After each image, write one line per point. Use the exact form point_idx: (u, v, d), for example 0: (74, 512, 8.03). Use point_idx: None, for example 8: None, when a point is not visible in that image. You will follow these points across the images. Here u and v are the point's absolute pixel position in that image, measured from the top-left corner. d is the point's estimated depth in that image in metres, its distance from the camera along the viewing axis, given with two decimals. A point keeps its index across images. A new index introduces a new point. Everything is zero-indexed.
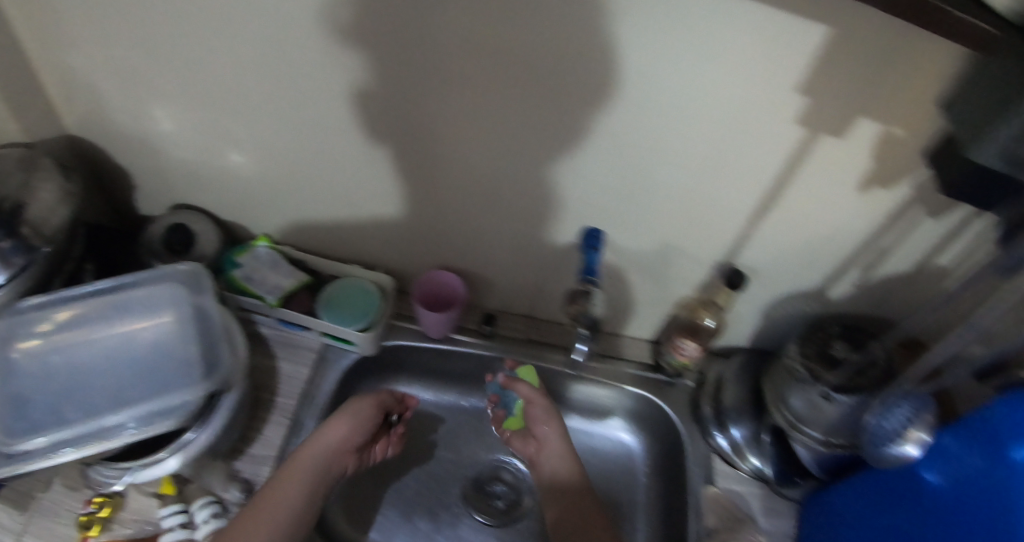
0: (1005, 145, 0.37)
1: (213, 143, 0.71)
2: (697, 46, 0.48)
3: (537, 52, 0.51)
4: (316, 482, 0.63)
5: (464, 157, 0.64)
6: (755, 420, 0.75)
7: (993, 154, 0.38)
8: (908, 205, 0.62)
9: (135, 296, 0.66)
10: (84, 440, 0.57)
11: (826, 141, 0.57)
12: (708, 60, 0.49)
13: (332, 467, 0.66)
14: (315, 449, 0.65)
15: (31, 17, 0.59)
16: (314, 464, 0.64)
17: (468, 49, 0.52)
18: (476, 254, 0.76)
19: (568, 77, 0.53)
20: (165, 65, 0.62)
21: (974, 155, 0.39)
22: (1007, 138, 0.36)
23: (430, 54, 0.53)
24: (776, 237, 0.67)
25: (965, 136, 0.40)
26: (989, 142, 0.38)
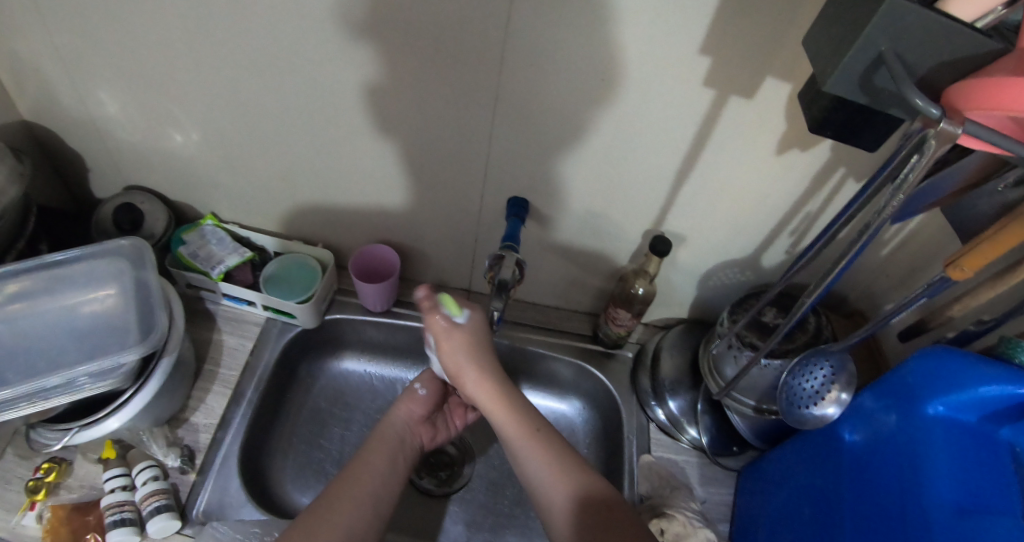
0: (862, 74, 0.39)
1: (156, 124, 0.74)
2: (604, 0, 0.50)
3: (453, 13, 0.53)
4: (396, 453, 0.69)
5: (394, 127, 0.66)
6: (692, 390, 0.76)
7: (848, 81, 0.40)
8: (827, 167, 0.62)
9: (80, 270, 0.69)
10: (21, 400, 0.59)
11: (733, 103, 0.57)
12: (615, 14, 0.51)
13: (410, 439, 0.72)
14: (395, 426, 0.71)
15: None
16: (393, 435, 0.70)
17: (385, 15, 0.54)
18: (416, 229, 0.78)
19: (481, 39, 0.55)
20: (102, 46, 0.65)
21: (824, 86, 0.41)
22: (861, 66, 0.38)
23: (350, 19, 0.55)
24: (700, 205, 0.68)
25: (820, 70, 0.41)
26: (844, 68, 0.39)
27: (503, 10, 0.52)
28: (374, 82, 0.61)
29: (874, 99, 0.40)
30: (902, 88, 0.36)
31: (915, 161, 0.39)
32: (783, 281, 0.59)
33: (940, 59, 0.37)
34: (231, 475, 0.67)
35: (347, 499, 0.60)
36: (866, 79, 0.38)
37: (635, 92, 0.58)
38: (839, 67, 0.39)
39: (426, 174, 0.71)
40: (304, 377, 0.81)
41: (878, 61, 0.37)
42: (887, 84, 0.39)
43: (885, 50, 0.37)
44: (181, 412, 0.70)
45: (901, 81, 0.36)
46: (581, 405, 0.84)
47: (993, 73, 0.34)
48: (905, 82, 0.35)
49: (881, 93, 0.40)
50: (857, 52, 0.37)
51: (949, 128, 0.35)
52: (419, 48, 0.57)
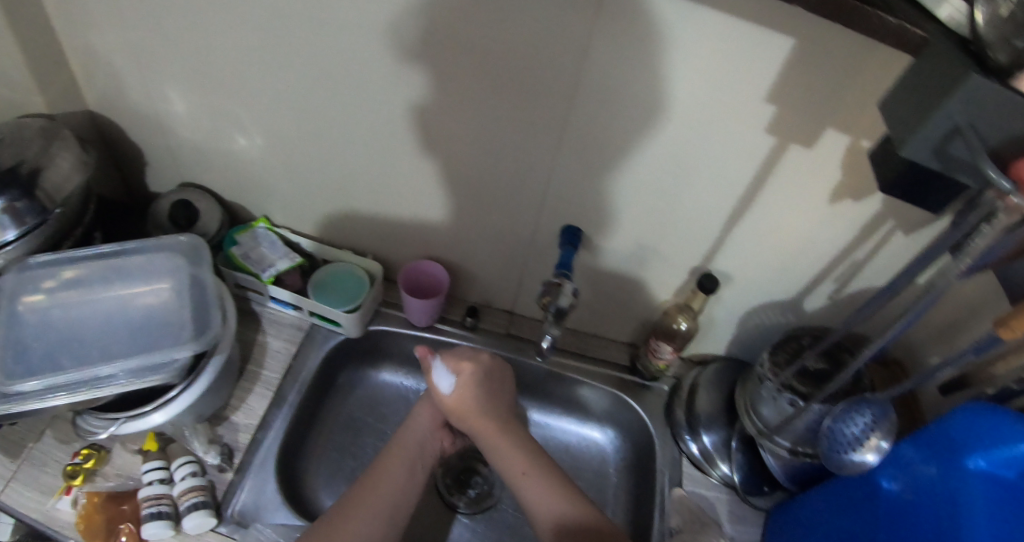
0: (937, 143, 0.39)
1: (221, 126, 0.76)
2: (679, 46, 0.52)
3: (531, 46, 0.55)
4: (415, 459, 0.69)
5: (456, 148, 0.68)
6: (727, 428, 0.76)
7: (925, 148, 0.40)
8: (877, 218, 0.64)
9: (135, 262, 0.71)
10: (75, 387, 0.60)
11: (793, 150, 0.60)
12: (689, 59, 0.53)
13: (430, 443, 0.72)
14: (416, 432, 0.72)
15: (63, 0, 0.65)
16: (415, 442, 0.71)
17: (466, 46, 0.57)
18: (463, 248, 0.80)
19: (555, 71, 0.57)
20: (180, 49, 0.67)
21: (901, 150, 0.41)
22: (937, 135, 0.38)
23: (431, 46, 0.58)
24: (749, 244, 0.70)
25: (897, 133, 0.42)
26: (921, 135, 0.39)
27: (580, 46, 0.54)
28: (444, 104, 0.63)
29: (946, 166, 0.40)
30: (977, 159, 0.37)
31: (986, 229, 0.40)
32: (846, 328, 0.60)
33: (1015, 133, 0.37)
34: (269, 477, 0.68)
35: (364, 508, 0.62)
36: (940, 149, 0.39)
37: (699, 133, 0.60)
38: (920, 131, 0.39)
39: (482, 195, 0.72)
40: (342, 384, 0.81)
41: (954, 131, 0.37)
42: (962, 155, 0.39)
43: (961, 123, 0.37)
44: (222, 410, 0.71)
45: (977, 153, 0.36)
46: (612, 433, 0.85)
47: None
48: (980, 152, 0.37)
49: (954, 162, 0.40)
50: (934, 122, 0.38)
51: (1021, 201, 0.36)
52: (493, 75, 0.59)
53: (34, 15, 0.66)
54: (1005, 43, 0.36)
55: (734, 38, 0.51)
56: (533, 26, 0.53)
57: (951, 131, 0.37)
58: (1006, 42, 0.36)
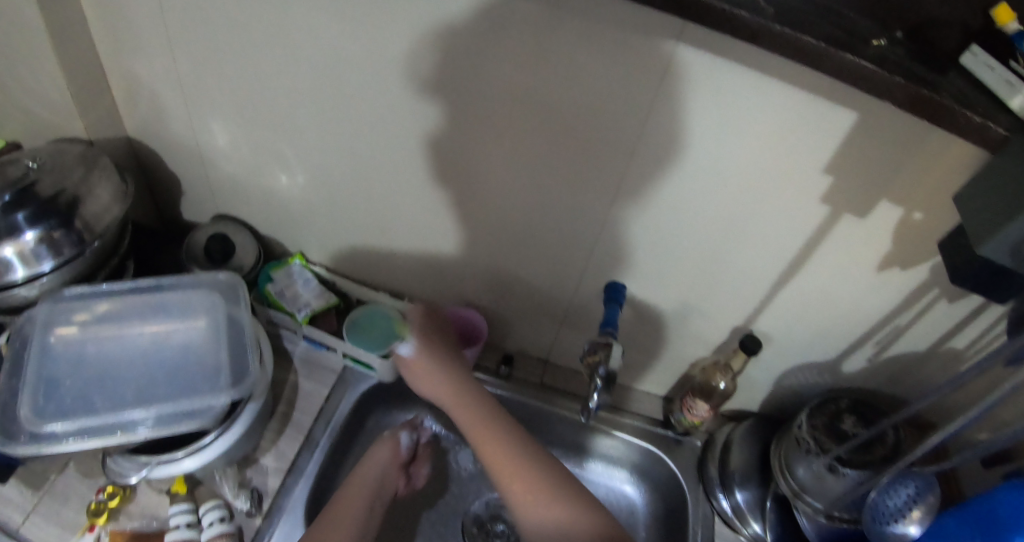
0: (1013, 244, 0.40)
1: (262, 161, 0.75)
2: (743, 120, 0.52)
3: (590, 109, 0.55)
4: (374, 496, 0.66)
5: (501, 198, 0.67)
6: (761, 486, 0.75)
7: (1000, 248, 0.41)
8: (923, 288, 0.64)
9: (172, 298, 0.70)
10: (108, 430, 0.59)
11: (846, 220, 0.60)
12: (752, 131, 0.53)
13: (388, 481, 0.70)
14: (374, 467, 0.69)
15: (115, 33, 0.65)
16: (373, 477, 0.68)
17: (524, 104, 0.57)
18: (499, 292, 0.79)
19: (613, 134, 0.57)
20: (230, 86, 0.67)
21: (978, 249, 0.42)
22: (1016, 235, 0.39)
23: (488, 102, 0.57)
24: (793, 306, 0.69)
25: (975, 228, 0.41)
26: (999, 237, 0.41)
27: (640, 111, 0.54)
28: (497, 155, 0.63)
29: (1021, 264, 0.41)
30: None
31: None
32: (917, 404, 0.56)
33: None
34: (297, 524, 0.66)
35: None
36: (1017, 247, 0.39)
37: (753, 198, 0.60)
38: (994, 236, 0.41)
39: (524, 243, 0.72)
40: (370, 426, 0.80)
41: None
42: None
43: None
44: (252, 452, 0.69)
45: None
46: (641, 485, 0.83)
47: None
48: None
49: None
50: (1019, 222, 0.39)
51: None
52: (550, 133, 0.59)
53: (84, 46, 0.66)
54: None
55: (800, 115, 0.51)
56: (596, 90, 0.53)
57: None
58: None
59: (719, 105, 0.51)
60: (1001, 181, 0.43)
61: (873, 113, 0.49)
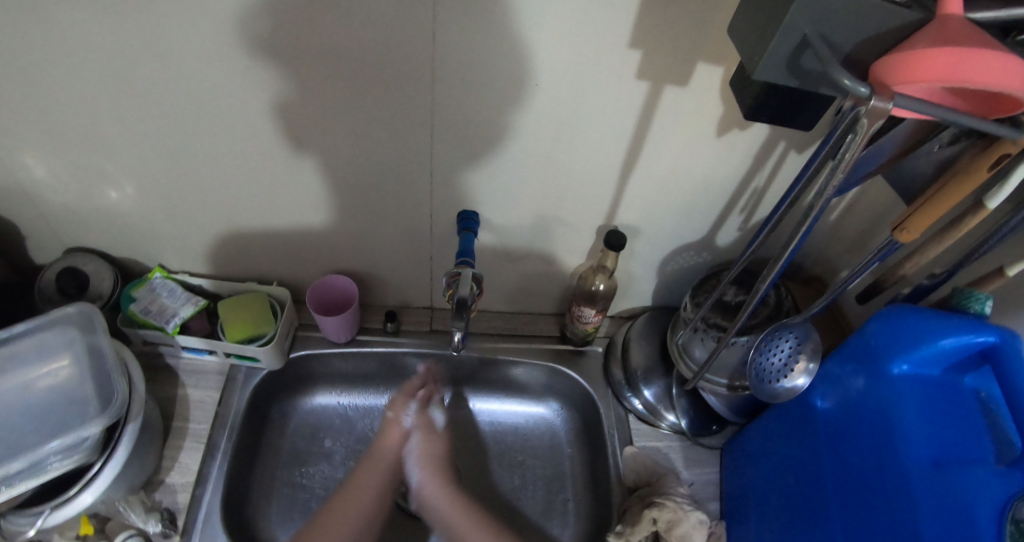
0: (787, 58, 0.38)
1: (85, 182, 0.69)
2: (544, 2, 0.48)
3: (389, 32, 0.51)
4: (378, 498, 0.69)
5: (337, 156, 0.64)
6: (665, 377, 0.77)
7: (776, 67, 0.39)
8: (767, 143, 0.62)
9: (24, 346, 0.66)
10: None
11: (670, 91, 0.57)
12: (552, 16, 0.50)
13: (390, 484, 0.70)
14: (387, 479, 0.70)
15: None
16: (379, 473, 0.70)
17: (323, 47, 0.53)
18: (371, 256, 0.77)
19: (420, 54, 0.53)
20: (13, 107, 0.60)
21: (754, 74, 0.40)
22: (786, 50, 0.38)
23: (286, 52, 0.53)
24: (650, 193, 0.68)
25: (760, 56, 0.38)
26: (770, 54, 0.38)
27: (437, 25, 0.50)
28: (312, 111, 0.59)
29: (805, 82, 0.40)
30: (829, 70, 0.34)
31: (850, 141, 0.36)
32: (742, 260, 0.59)
33: (865, 35, 0.37)
34: (216, 531, 0.66)
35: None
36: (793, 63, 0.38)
37: (571, 92, 0.57)
38: (764, 54, 0.38)
39: (371, 198, 0.69)
40: (277, 418, 0.80)
41: (803, 43, 0.37)
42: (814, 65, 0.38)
43: (808, 32, 0.36)
44: (155, 475, 0.68)
45: (826, 61, 0.35)
46: (557, 405, 0.84)
47: (912, 46, 0.34)
48: (829, 62, 0.35)
49: (809, 74, 0.39)
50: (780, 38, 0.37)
51: (878, 104, 0.33)
52: (349, 74, 0.55)
53: None
54: None
55: None
56: (376, 13, 0.50)
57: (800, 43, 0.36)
58: None
59: None
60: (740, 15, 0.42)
61: None
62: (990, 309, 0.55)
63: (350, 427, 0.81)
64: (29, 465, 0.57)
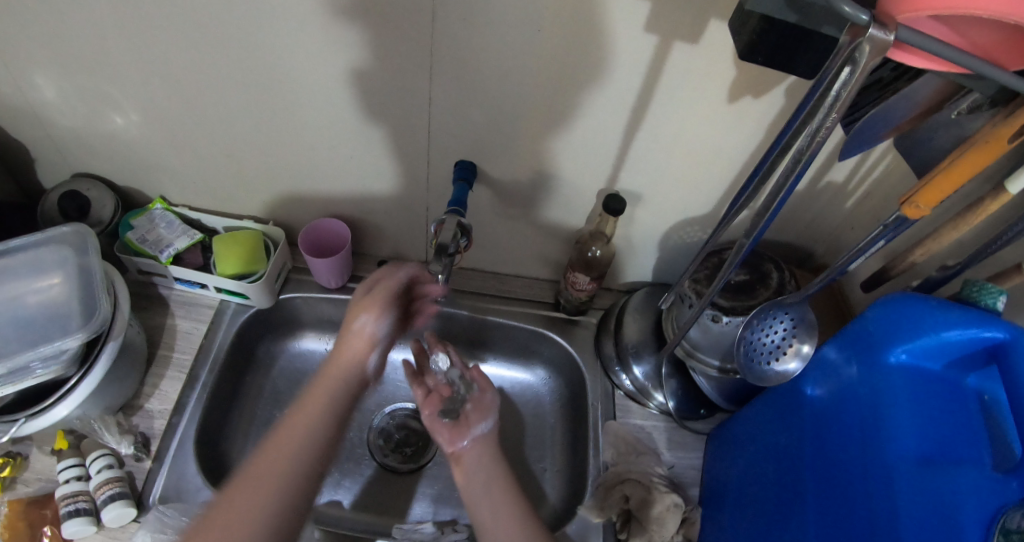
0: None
1: (93, 106, 0.70)
2: None
3: None
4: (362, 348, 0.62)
5: (337, 94, 0.63)
6: (656, 355, 0.73)
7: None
8: (781, 112, 0.59)
9: (18, 261, 0.68)
10: None
11: (678, 48, 0.54)
12: None
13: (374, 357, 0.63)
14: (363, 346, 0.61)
15: None
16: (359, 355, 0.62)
17: None
18: (369, 203, 0.77)
19: None
20: (24, 22, 0.60)
21: (749, 4, 0.38)
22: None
23: None
24: (655, 158, 0.66)
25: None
26: None
27: None
28: (311, 42, 0.58)
29: (806, 19, 0.37)
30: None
31: (847, 75, 0.34)
32: (721, 225, 0.56)
33: None
34: (188, 461, 0.66)
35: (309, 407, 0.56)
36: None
37: (574, 40, 0.55)
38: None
39: (372, 143, 0.69)
40: (264, 358, 0.80)
41: None
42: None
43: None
44: (135, 400, 0.69)
45: None
46: (545, 375, 0.83)
47: None
48: None
49: (811, 9, 0.37)
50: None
51: (880, 34, 0.31)
52: (351, 8, 0.54)
53: None
54: None
55: None
56: None
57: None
58: None
59: None
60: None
61: None
62: (1003, 307, 0.52)
63: None
64: (14, 369, 0.58)
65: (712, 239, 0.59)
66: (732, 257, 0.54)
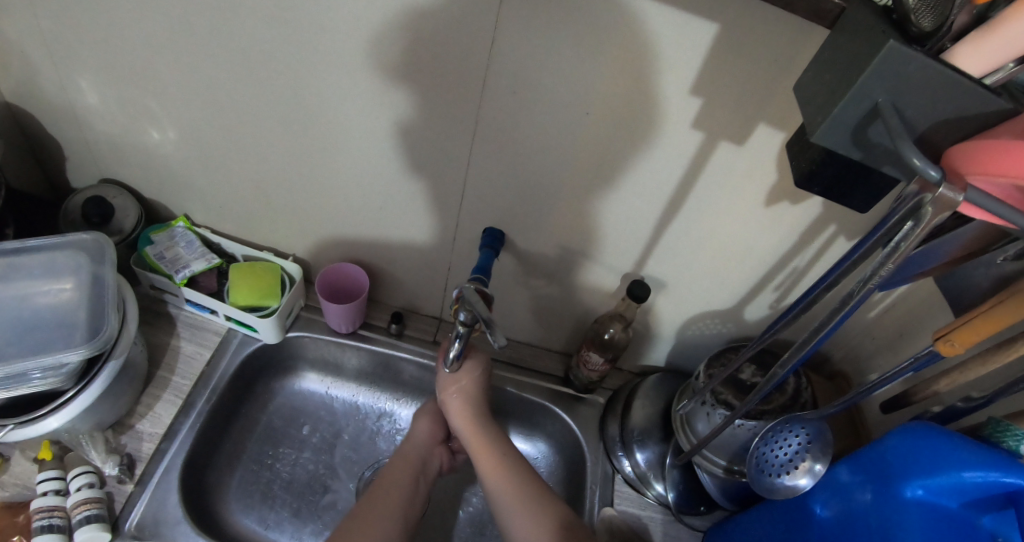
0: (853, 128, 0.36)
1: (132, 119, 0.70)
2: (609, 33, 0.48)
3: (447, 35, 0.51)
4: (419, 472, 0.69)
5: (377, 145, 0.64)
6: (661, 444, 0.72)
7: (838, 133, 0.37)
8: (817, 222, 0.59)
9: (31, 261, 0.67)
10: None
11: (722, 147, 0.54)
12: (616, 45, 0.48)
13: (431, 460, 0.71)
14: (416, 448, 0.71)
15: None
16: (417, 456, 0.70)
17: (385, 37, 0.53)
18: (393, 253, 0.77)
19: (476, 63, 0.53)
20: (88, 37, 0.62)
21: (813, 135, 0.38)
22: (856, 116, 0.35)
23: (348, 35, 0.54)
24: (685, 249, 0.66)
25: (832, 113, 0.36)
26: (834, 119, 0.36)
27: (490, 34, 0.50)
28: (361, 93, 0.59)
29: (868, 156, 0.37)
30: (899, 145, 0.32)
31: (908, 229, 0.35)
32: (759, 341, 0.55)
33: (940, 117, 0.34)
34: (172, 489, 0.64)
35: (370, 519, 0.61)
36: (857, 132, 0.35)
37: (616, 127, 0.55)
38: (830, 115, 0.36)
39: (401, 192, 0.69)
40: (262, 393, 0.79)
41: (874, 113, 0.34)
42: (882, 138, 0.36)
43: (882, 101, 0.34)
44: (128, 418, 0.68)
45: (898, 135, 0.32)
46: (545, 447, 0.81)
47: (995, 137, 0.32)
48: (902, 137, 0.32)
49: (873, 148, 0.37)
50: (851, 103, 0.35)
51: (948, 194, 0.31)
52: (403, 63, 0.55)
53: None
54: (929, 7, 0.32)
55: (664, 21, 0.46)
56: (442, 10, 0.49)
57: (870, 113, 0.34)
58: (930, 5, 0.32)
59: (576, 16, 0.47)
60: (810, 80, 0.40)
61: (728, 16, 0.44)
62: None
63: (332, 421, 0.79)
64: (11, 376, 0.57)
65: (746, 351, 0.57)
66: (765, 379, 0.53)
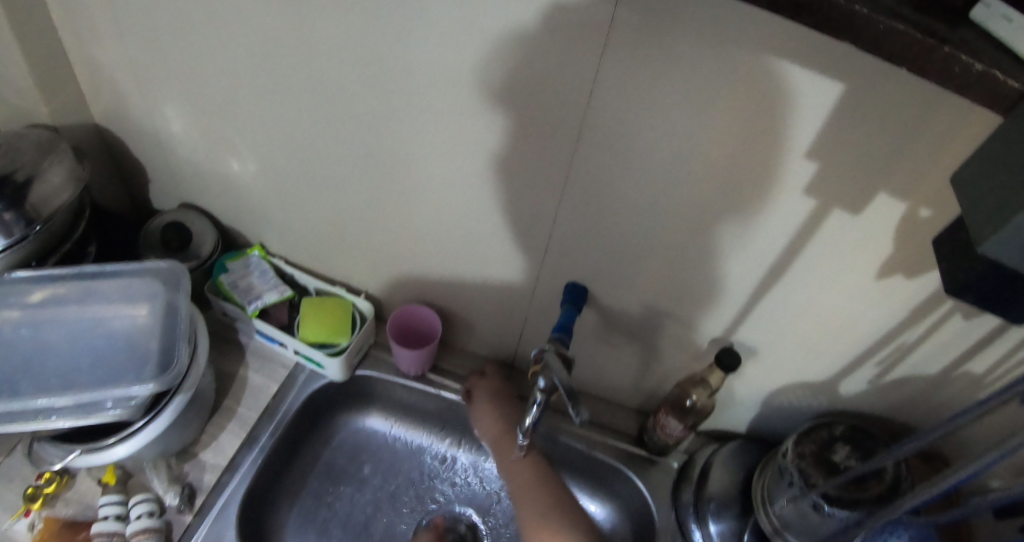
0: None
1: (215, 149, 0.71)
2: (725, 101, 0.45)
3: (552, 91, 0.49)
4: None
5: (463, 192, 0.63)
6: (739, 516, 0.67)
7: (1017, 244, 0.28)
8: (937, 305, 0.54)
9: (109, 286, 0.68)
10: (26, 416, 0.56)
11: (840, 220, 0.51)
12: (735, 111, 0.45)
13: None
14: None
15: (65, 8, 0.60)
16: None
17: (484, 89, 0.51)
18: (464, 296, 0.75)
19: (576, 121, 0.51)
20: (182, 70, 0.62)
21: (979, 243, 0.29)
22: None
23: (446, 85, 0.52)
24: (780, 319, 0.62)
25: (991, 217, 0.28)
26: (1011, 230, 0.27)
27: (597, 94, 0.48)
28: (452, 140, 0.57)
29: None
30: None
31: None
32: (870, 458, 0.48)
33: None
34: (230, 525, 0.64)
35: None
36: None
37: (719, 190, 0.52)
38: (1004, 224, 0.27)
39: (482, 237, 0.67)
40: (324, 428, 0.78)
41: None
42: None
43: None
44: (191, 446, 0.67)
45: None
46: (609, 506, 0.79)
47: None
48: None
49: None
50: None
51: None
52: (500, 116, 0.53)
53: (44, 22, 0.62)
54: None
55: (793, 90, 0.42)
56: (551, 68, 0.47)
57: None
58: None
59: (694, 82, 0.44)
60: None
61: (868, 92, 0.40)
62: None
63: (394, 462, 0.78)
64: (86, 403, 0.58)
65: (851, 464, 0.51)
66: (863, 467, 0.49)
